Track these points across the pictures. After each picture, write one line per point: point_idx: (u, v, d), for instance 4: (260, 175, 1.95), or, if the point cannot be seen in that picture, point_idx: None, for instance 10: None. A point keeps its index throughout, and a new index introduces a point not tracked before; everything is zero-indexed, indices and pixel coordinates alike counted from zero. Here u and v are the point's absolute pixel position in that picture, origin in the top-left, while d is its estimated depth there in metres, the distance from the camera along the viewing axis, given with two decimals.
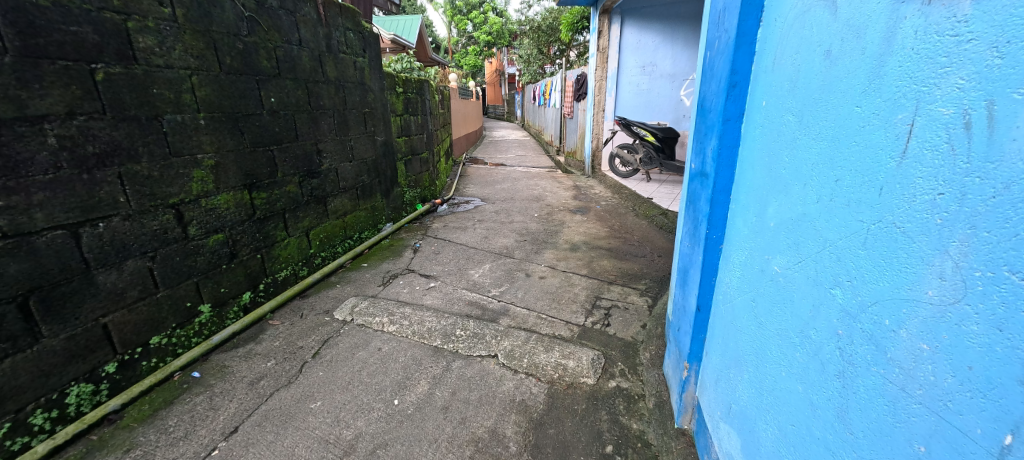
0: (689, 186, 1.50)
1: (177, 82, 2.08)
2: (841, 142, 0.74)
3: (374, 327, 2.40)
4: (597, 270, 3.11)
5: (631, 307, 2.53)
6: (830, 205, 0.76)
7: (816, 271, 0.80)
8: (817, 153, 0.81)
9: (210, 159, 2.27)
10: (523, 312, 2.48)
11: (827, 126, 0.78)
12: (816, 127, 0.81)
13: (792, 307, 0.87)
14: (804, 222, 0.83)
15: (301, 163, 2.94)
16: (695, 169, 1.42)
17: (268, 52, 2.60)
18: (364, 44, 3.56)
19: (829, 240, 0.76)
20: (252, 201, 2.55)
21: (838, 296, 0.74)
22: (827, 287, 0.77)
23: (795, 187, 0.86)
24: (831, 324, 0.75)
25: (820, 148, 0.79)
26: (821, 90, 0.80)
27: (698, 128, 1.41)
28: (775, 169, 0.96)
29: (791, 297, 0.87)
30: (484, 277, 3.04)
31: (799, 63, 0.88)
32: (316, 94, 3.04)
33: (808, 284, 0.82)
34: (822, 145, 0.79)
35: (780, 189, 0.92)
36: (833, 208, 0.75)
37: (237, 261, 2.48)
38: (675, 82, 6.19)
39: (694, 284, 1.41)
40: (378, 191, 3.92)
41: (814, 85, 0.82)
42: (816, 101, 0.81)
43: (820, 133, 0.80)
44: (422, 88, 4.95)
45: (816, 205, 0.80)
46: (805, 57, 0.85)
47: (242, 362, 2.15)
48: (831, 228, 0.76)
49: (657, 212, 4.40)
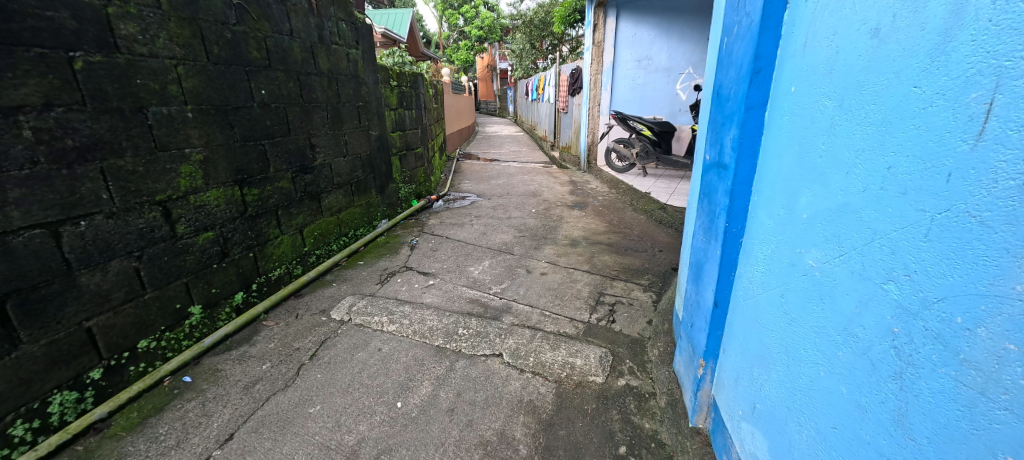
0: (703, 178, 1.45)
1: (162, 73, 1.98)
2: (892, 126, 0.69)
3: (373, 327, 2.32)
4: (598, 265, 3.06)
5: (635, 303, 2.49)
6: (879, 194, 0.71)
7: (862, 265, 0.75)
8: (862, 140, 0.75)
9: (198, 153, 2.17)
10: (526, 309, 2.43)
11: (875, 109, 0.72)
12: (862, 112, 0.76)
13: (832, 303, 0.81)
14: (846, 213, 0.78)
15: (294, 158, 2.84)
16: (711, 161, 1.37)
17: (258, 42, 2.50)
18: (356, 35, 3.47)
19: (880, 231, 0.71)
20: (243, 198, 2.46)
21: (893, 292, 0.69)
22: (877, 282, 0.72)
23: (834, 176, 0.81)
24: (884, 321, 0.70)
25: (865, 134, 0.74)
26: (865, 72, 0.75)
27: (713, 118, 1.36)
28: (806, 157, 0.91)
29: (829, 293, 0.82)
30: (484, 274, 2.97)
31: (836, 44, 0.82)
32: (308, 86, 2.94)
33: (853, 279, 0.76)
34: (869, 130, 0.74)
35: (815, 179, 0.87)
36: (883, 197, 0.70)
37: (229, 260, 2.38)
38: (670, 76, 6.14)
39: (710, 279, 1.35)
40: (373, 187, 3.83)
41: (856, 66, 0.77)
42: (859, 83, 0.76)
43: (865, 118, 0.74)
44: (416, 81, 4.84)
45: (861, 195, 0.75)
46: (845, 38, 0.80)
47: (236, 365, 2.07)
48: (880, 219, 0.71)
49: (655, 206, 4.38)
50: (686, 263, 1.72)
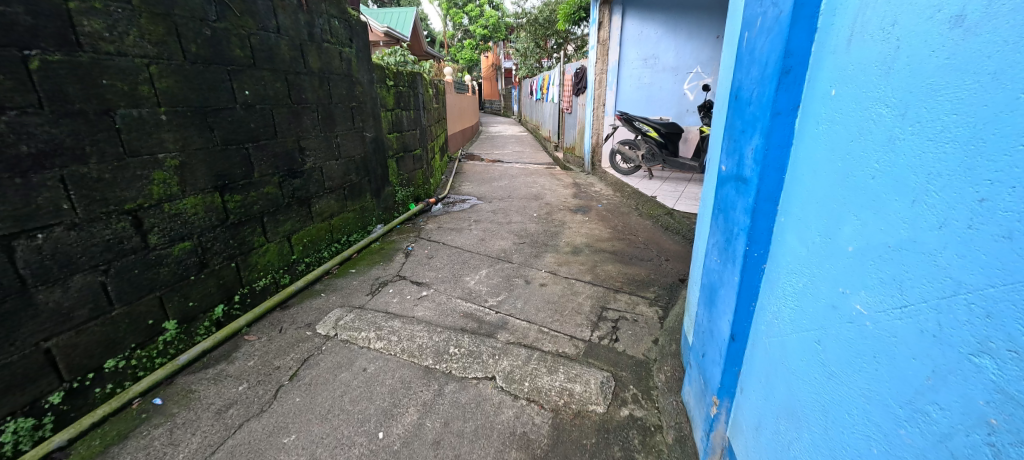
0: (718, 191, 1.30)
1: (133, 72, 1.84)
2: (991, 153, 0.55)
3: (360, 343, 2.18)
4: (601, 276, 2.90)
5: (640, 319, 2.32)
6: (971, 240, 0.57)
7: (943, 326, 0.61)
8: (937, 169, 0.61)
9: (174, 158, 2.03)
10: (523, 325, 2.28)
11: (962, 131, 0.58)
12: (935, 133, 0.62)
13: (893, 366, 0.67)
14: (916, 259, 0.64)
15: (281, 162, 2.70)
16: (727, 173, 1.22)
17: (242, 40, 2.36)
18: (350, 33, 3.33)
19: (971, 287, 0.57)
20: (224, 205, 2.32)
21: (990, 367, 0.55)
22: (963, 352, 0.59)
23: (896, 209, 0.67)
24: (978, 402, 0.57)
25: (946, 161, 0.60)
26: (946, 81, 0.60)
27: (730, 123, 1.21)
28: (851, 181, 0.76)
29: (889, 351, 0.68)
30: (480, 285, 2.82)
31: (900, 42, 0.67)
32: (298, 87, 2.80)
33: (928, 340, 0.63)
34: (945, 155, 0.61)
35: (868, 209, 0.72)
36: (978, 245, 0.56)
37: (208, 271, 2.24)
38: (678, 75, 5.94)
39: (724, 307, 1.20)
40: (368, 191, 3.69)
41: (930, 74, 0.62)
42: (936, 95, 0.61)
43: (944, 141, 0.60)
44: (415, 81, 4.68)
45: (939, 239, 0.61)
46: (911, 34, 0.65)
47: (211, 386, 1.93)
48: (971, 272, 0.57)
49: (662, 212, 4.20)
50: (699, 283, 1.57)
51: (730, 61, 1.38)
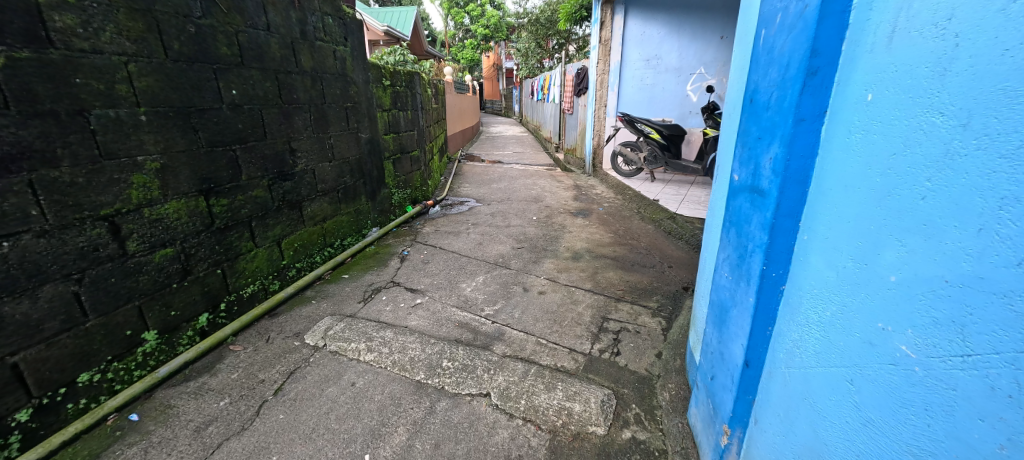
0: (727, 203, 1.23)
1: (110, 71, 1.75)
2: None
3: (349, 355, 2.08)
4: (602, 283, 2.80)
5: (642, 331, 2.22)
6: None
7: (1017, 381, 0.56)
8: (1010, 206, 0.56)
9: (155, 160, 1.94)
10: (520, 336, 2.19)
11: None
12: (1003, 165, 0.56)
13: (954, 419, 0.62)
14: (984, 303, 0.59)
15: (271, 164, 2.61)
16: (738, 184, 1.14)
17: (229, 37, 2.27)
18: (345, 31, 3.23)
19: None
20: (209, 209, 2.22)
21: None
22: None
23: (955, 246, 0.62)
24: None
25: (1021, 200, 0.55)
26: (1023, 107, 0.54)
27: (743, 131, 1.14)
28: (892, 207, 0.70)
29: (948, 402, 0.63)
30: (476, 292, 2.72)
31: (961, 57, 0.61)
32: (289, 86, 2.70)
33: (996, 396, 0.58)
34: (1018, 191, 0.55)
35: (917, 242, 0.66)
36: None
37: (192, 278, 2.15)
38: (681, 76, 5.79)
39: (734, 328, 1.13)
40: (363, 193, 3.60)
41: (1003, 97, 0.56)
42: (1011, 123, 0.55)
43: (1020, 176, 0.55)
44: (413, 81, 4.59)
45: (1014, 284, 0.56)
46: (975, 51, 0.59)
47: (191, 401, 1.84)
48: None
49: (664, 216, 4.11)
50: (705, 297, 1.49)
51: (742, 62, 1.29)
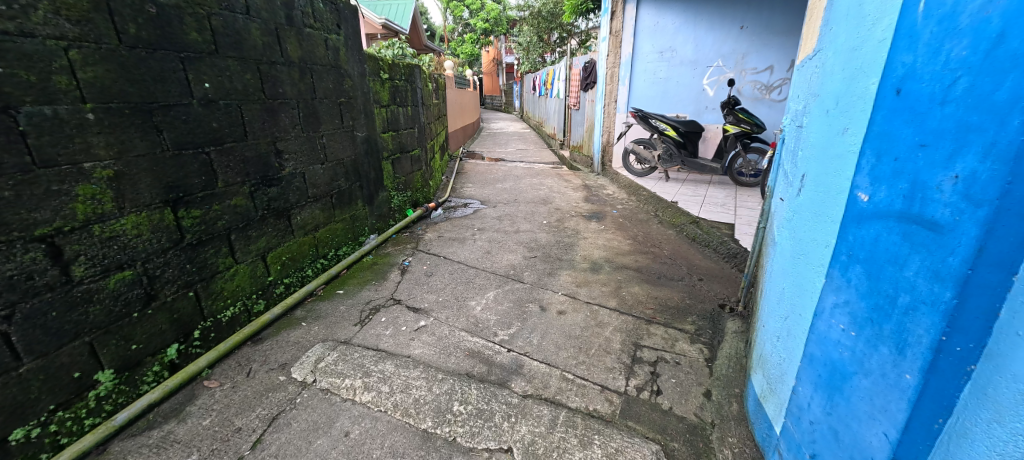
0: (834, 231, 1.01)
1: (43, 58, 1.44)
2: None
3: (343, 395, 1.77)
4: (628, 301, 2.49)
5: (683, 362, 1.92)
6: None
7: None
8: None
9: (106, 167, 1.62)
10: (541, 370, 1.88)
11: None
12: None
13: None
14: None
15: (253, 168, 2.29)
16: (865, 213, 0.92)
17: (199, 20, 1.94)
18: (338, 18, 2.90)
19: None
20: (178, 222, 1.90)
21: None
22: None
23: None
24: None
25: None
26: None
27: (872, 146, 0.91)
28: None
29: None
30: (487, 312, 2.40)
31: None
32: (273, 79, 2.38)
33: None
34: None
35: None
36: None
37: (157, 305, 1.84)
38: (697, 69, 5.40)
39: (870, 397, 0.92)
40: (359, 197, 3.28)
41: None
42: None
43: None
44: (413, 74, 4.25)
45: None
46: None
47: (151, 457, 1.53)
48: None
49: (686, 219, 3.79)
50: (775, 332, 1.29)
51: (835, 60, 1.08)
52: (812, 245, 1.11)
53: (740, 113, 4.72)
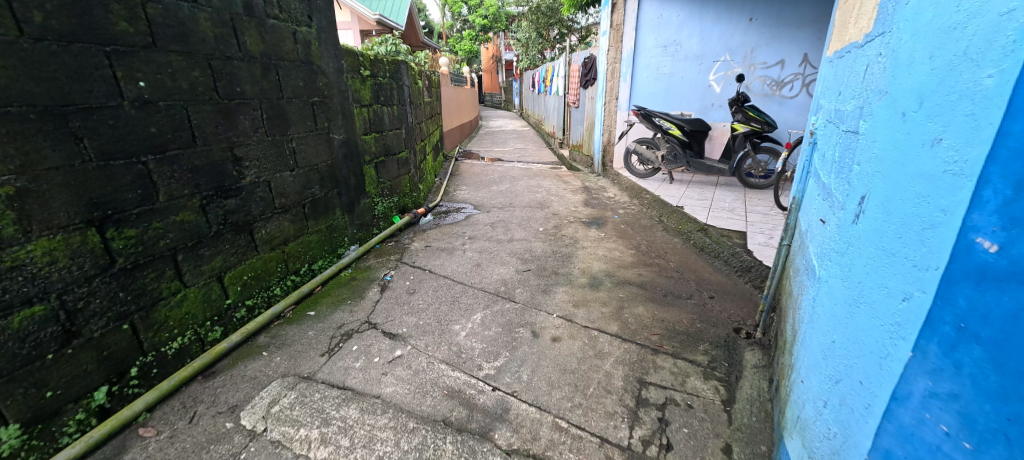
0: (923, 284, 0.74)
1: None
2: None
3: (295, 449, 1.50)
4: (631, 326, 2.21)
5: (697, 405, 1.64)
6: None
7: None
8: None
9: (5, 184, 1.37)
10: (530, 414, 1.63)
11: None
12: None
13: None
14: None
15: (204, 178, 2.00)
16: (988, 268, 0.64)
17: (130, 8, 1.66)
18: (308, 8, 2.62)
19: None
20: (106, 245, 1.63)
21: None
22: None
23: None
24: None
25: None
26: None
27: (1001, 171, 0.63)
28: None
29: None
30: (472, 340, 2.13)
31: None
32: (228, 76, 2.09)
33: None
34: None
35: None
36: None
37: (79, 343, 1.57)
38: (703, 64, 5.09)
39: None
40: (337, 206, 3.01)
41: None
42: None
43: None
44: (400, 71, 3.95)
45: None
46: None
47: None
48: None
49: (693, 227, 3.51)
50: (820, 396, 1.02)
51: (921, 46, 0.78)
52: (880, 294, 0.83)
53: (750, 110, 4.42)
